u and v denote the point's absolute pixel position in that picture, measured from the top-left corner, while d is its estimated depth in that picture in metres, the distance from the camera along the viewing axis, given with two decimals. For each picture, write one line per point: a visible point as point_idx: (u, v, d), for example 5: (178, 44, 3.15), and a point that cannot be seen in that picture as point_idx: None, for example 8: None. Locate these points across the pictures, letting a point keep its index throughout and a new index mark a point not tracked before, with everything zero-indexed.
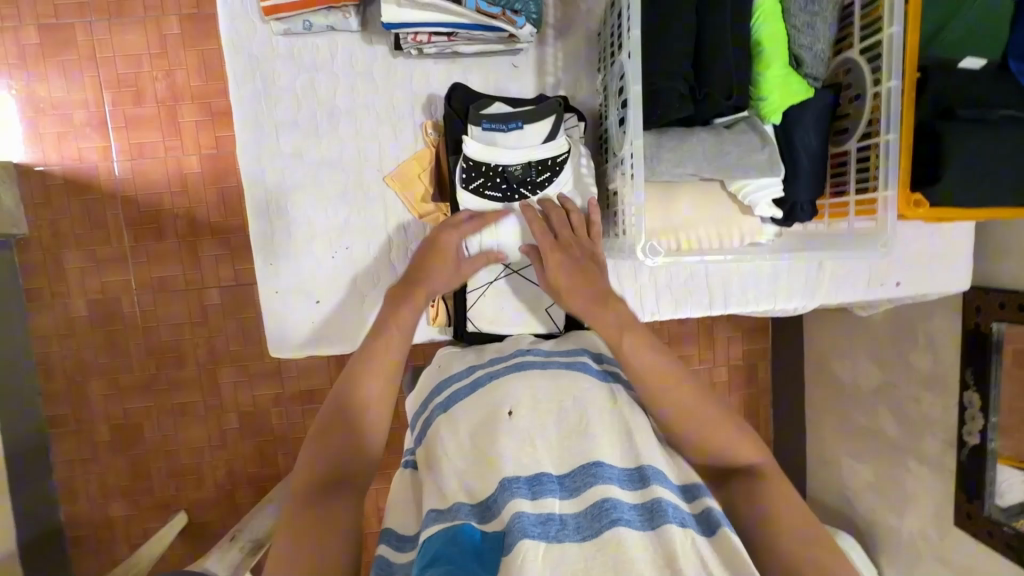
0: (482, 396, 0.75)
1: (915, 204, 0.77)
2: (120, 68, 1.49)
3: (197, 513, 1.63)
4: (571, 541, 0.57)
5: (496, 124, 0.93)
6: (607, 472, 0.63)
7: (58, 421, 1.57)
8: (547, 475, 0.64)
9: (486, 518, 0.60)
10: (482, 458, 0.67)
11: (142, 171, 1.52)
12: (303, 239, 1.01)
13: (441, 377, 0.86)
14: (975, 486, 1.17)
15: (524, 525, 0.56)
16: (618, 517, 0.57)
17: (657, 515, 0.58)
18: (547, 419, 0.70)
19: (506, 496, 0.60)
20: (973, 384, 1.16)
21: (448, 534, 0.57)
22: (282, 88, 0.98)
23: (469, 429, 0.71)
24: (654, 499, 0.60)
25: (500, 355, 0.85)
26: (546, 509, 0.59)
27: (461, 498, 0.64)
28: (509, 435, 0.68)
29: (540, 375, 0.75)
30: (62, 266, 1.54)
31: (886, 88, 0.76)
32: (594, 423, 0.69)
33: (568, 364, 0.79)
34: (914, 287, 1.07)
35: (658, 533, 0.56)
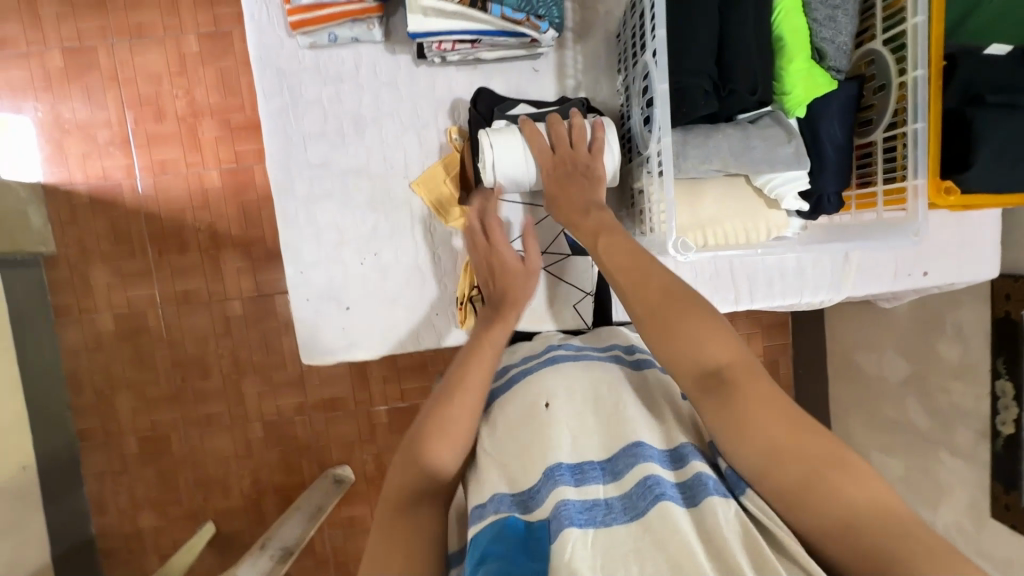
0: (519, 391, 0.76)
1: (946, 191, 0.77)
2: (141, 87, 1.52)
3: (225, 523, 1.65)
4: (619, 523, 0.57)
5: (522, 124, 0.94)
6: (648, 451, 0.63)
7: (89, 434, 1.60)
8: (590, 463, 0.65)
9: (529, 509, 0.61)
10: (525, 452, 0.67)
11: (164, 186, 1.55)
12: (332, 248, 1.03)
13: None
14: (1011, 477, 1.15)
15: (571, 513, 0.57)
16: (662, 492, 0.58)
17: (698, 491, 0.58)
18: (585, 413, 0.71)
19: (548, 485, 0.61)
20: (1005, 373, 1.14)
21: (494, 532, 0.59)
22: (309, 99, 1.00)
23: (508, 426, 0.72)
24: (694, 475, 0.60)
25: (532, 354, 0.86)
26: (593, 496, 0.60)
27: (501, 488, 0.65)
28: (547, 426, 0.69)
29: (573, 366, 0.76)
30: (90, 282, 1.57)
31: (912, 78, 0.76)
32: (632, 411, 0.69)
33: (599, 356, 0.80)
34: (941, 277, 1.07)
35: (702, 508, 0.57)
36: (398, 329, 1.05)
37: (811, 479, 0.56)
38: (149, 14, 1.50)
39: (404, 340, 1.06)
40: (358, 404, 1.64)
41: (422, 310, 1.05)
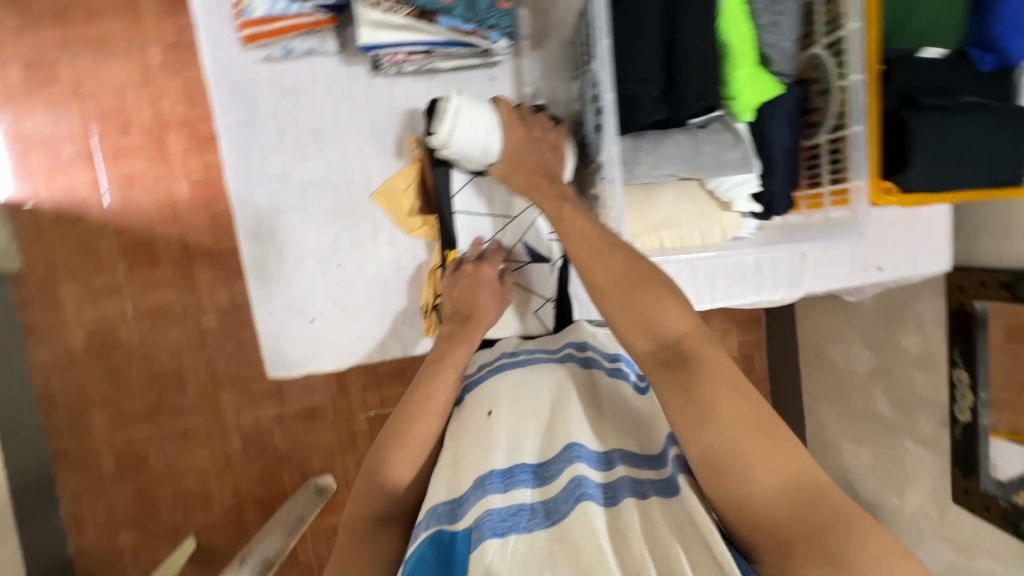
0: (469, 403, 0.77)
1: (887, 191, 0.80)
2: (106, 100, 1.50)
3: (206, 537, 1.63)
4: (538, 528, 0.58)
5: None
6: (578, 452, 0.64)
7: (64, 452, 1.58)
8: (521, 466, 0.65)
9: (455, 518, 0.62)
10: (465, 460, 0.68)
11: (133, 200, 1.53)
12: (295, 261, 1.03)
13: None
14: (971, 462, 1.18)
15: (493, 523, 0.58)
16: (582, 493, 0.59)
17: (616, 494, 0.60)
18: (524, 419, 0.71)
19: (477, 495, 0.62)
20: (961, 362, 1.18)
21: (427, 547, 0.60)
22: (266, 113, 1.00)
23: (454, 437, 0.73)
24: (617, 479, 0.62)
25: (484, 362, 0.87)
26: (515, 501, 0.61)
27: (439, 498, 0.65)
28: (488, 432, 0.70)
29: (518, 372, 0.77)
30: (60, 298, 1.55)
31: (851, 82, 0.78)
32: (570, 413, 0.70)
33: (549, 359, 0.81)
34: (896, 271, 1.10)
35: (619, 509, 0.58)
36: (365, 338, 1.05)
37: (744, 450, 0.56)
38: (110, 26, 1.48)
39: (372, 350, 1.06)
40: (337, 412, 1.64)
41: (390, 319, 1.06)
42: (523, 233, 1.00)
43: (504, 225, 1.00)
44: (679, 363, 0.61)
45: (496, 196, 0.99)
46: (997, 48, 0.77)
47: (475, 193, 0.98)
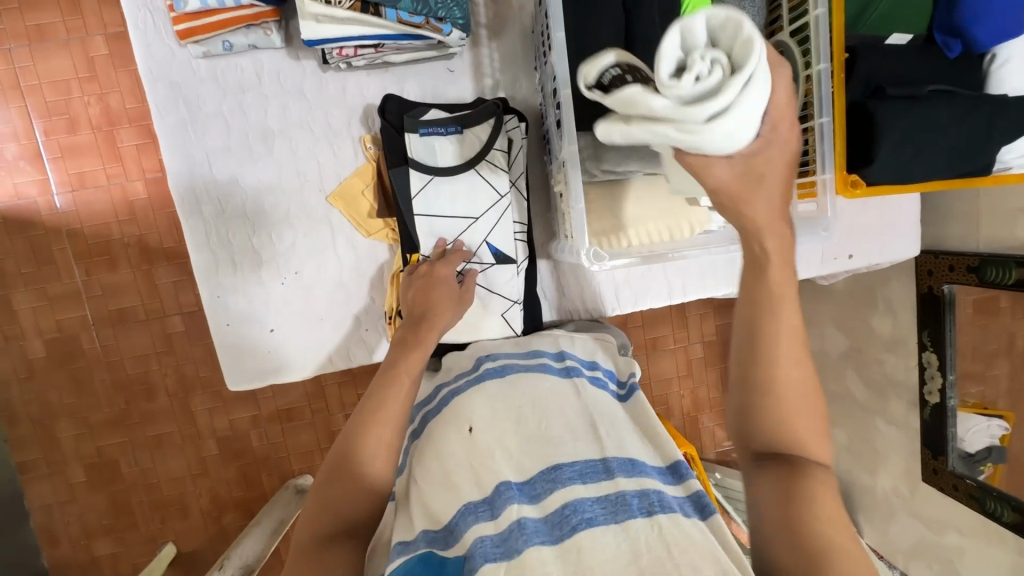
0: (449, 413, 0.78)
1: (852, 184, 0.78)
2: (48, 96, 1.41)
3: (186, 543, 1.59)
4: (536, 544, 0.59)
5: (433, 129, 0.90)
6: (569, 473, 0.67)
7: (29, 466, 1.51)
8: (507, 484, 0.67)
9: (449, 543, 0.64)
10: (447, 476, 0.70)
11: (85, 201, 1.45)
12: (250, 269, 0.98)
13: (418, 402, 0.88)
14: (939, 443, 1.20)
15: (484, 551, 0.59)
16: (580, 519, 0.61)
17: (621, 509, 0.62)
18: (507, 432, 0.74)
19: (467, 522, 0.64)
20: (930, 345, 1.18)
21: (410, 566, 0.61)
22: (209, 113, 0.94)
23: (430, 452, 0.73)
24: (617, 492, 0.64)
25: (463, 371, 0.88)
26: (509, 522, 0.62)
27: (424, 525, 0.67)
28: (469, 449, 0.72)
29: (496, 383, 0.81)
30: (14, 307, 1.46)
31: (816, 71, 0.76)
32: (555, 430, 0.73)
33: (524, 368, 0.84)
34: (865, 258, 1.10)
35: (624, 527, 0.60)
36: (328, 345, 1.02)
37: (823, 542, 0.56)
38: (47, 15, 1.38)
39: (333, 358, 1.03)
40: (315, 412, 1.60)
41: (354, 324, 1.02)
42: (488, 232, 0.93)
43: (468, 227, 0.93)
44: (783, 464, 0.61)
45: (460, 198, 0.92)
46: (964, 32, 0.77)
47: (437, 194, 0.91)
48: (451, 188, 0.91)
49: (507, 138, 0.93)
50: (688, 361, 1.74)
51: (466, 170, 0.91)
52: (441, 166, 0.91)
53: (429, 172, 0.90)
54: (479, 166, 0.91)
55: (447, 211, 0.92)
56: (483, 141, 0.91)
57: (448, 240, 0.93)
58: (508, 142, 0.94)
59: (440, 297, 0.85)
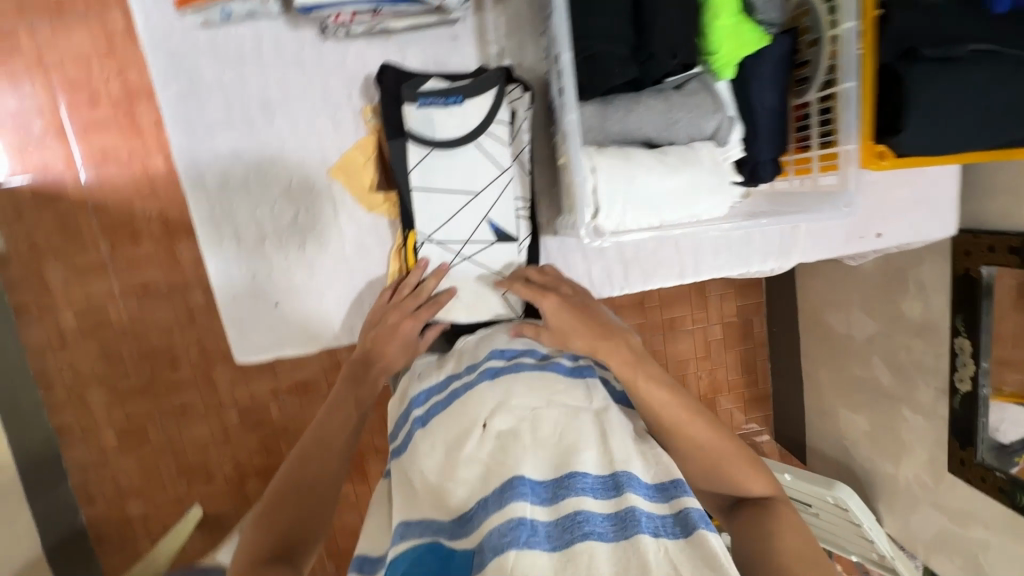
0: (459, 408, 0.71)
1: (879, 155, 0.74)
2: (70, 71, 1.42)
3: (212, 507, 1.66)
4: (542, 550, 0.55)
5: (433, 99, 0.87)
6: (582, 482, 0.61)
7: (65, 429, 1.58)
8: (520, 480, 0.61)
9: (456, 535, 0.61)
10: (454, 462, 0.67)
11: (109, 176, 1.48)
12: (254, 244, 0.98)
13: (423, 389, 0.79)
14: (968, 432, 1.14)
15: (494, 542, 0.55)
16: (590, 530, 0.56)
17: (629, 525, 0.57)
18: (521, 429, 0.67)
19: (480, 516, 0.60)
20: (964, 330, 1.11)
21: (414, 554, 0.60)
22: (209, 85, 0.92)
23: (440, 436, 0.69)
24: (627, 508, 0.58)
25: (471, 362, 0.80)
26: (512, 517, 0.57)
27: (432, 514, 0.65)
28: (482, 449, 0.67)
29: (514, 382, 0.72)
30: (46, 279, 1.51)
31: (843, 31, 0.71)
32: (572, 438, 0.66)
33: (538, 369, 0.75)
34: (896, 237, 1.04)
35: (631, 543, 0.55)
36: (334, 320, 1.02)
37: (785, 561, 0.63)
38: None
39: (338, 333, 1.02)
40: (331, 385, 1.63)
41: (358, 300, 1.02)
42: (489, 208, 0.91)
43: (466, 202, 0.91)
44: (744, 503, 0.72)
45: (459, 171, 0.89)
46: None
47: (435, 167, 0.89)
48: (449, 162, 0.89)
49: (510, 108, 0.90)
50: (706, 343, 1.71)
51: (465, 143, 0.88)
52: (440, 140, 0.88)
53: (427, 145, 0.88)
54: (480, 138, 0.89)
55: (447, 184, 0.90)
56: (483, 112, 0.88)
57: (444, 216, 0.91)
58: (510, 114, 0.90)
59: (386, 348, 0.85)
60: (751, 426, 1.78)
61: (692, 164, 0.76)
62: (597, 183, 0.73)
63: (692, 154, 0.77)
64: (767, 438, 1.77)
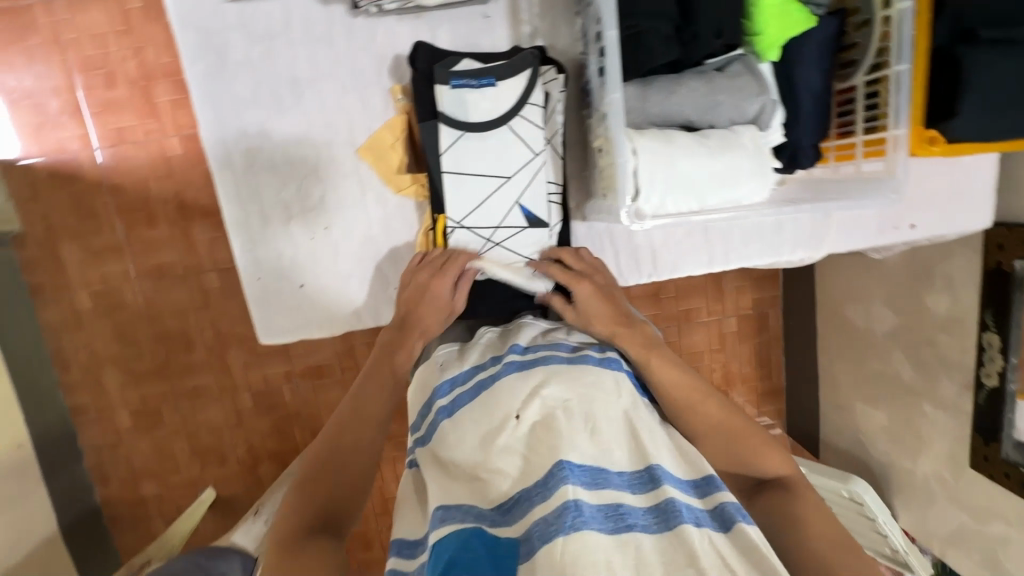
0: (487, 401, 0.68)
1: (930, 141, 0.75)
2: (87, 49, 1.41)
3: (224, 489, 1.67)
4: (592, 529, 0.53)
5: (466, 80, 0.86)
6: (615, 478, 0.59)
7: (80, 409, 1.59)
8: (564, 465, 0.58)
9: (499, 522, 0.58)
10: (487, 452, 0.63)
11: (124, 156, 1.46)
12: (279, 225, 0.97)
13: (446, 378, 0.75)
14: (993, 428, 1.12)
15: (542, 530, 0.53)
16: (633, 522, 0.55)
17: (672, 516, 0.55)
18: (554, 417, 0.64)
19: (525, 505, 0.57)
20: (993, 325, 1.09)
21: (459, 538, 0.55)
22: (237, 61, 0.91)
23: (471, 425, 0.66)
24: (667, 499, 0.56)
25: (496, 355, 0.77)
26: (563, 501, 0.54)
27: (469, 500, 0.60)
28: (518, 444, 0.63)
29: (544, 374, 0.68)
30: (61, 259, 1.51)
31: (897, 11, 0.70)
32: (605, 429, 0.63)
33: (566, 360, 0.71)
34: (930, 228, 1.02)
35: (677, 535, 0.53)
36: (358, 302, 1.01)
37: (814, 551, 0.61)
38: None
39: (362, 315, 1.02)
40: (344, 369, 1.62)
41: (382, 283, 1.01)
42: (521, 193, 0.90)
43: (499, 186, 0.89)
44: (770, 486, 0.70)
45: (492, 155, 0.88)
46: None
47: (467, 151, 0.88)
48: (482, 145, 0.88)
49: (544, 90, 0.89)
50: (721, 334, 1.69)
51: (499, 125, 0.87)
52: (473, 122, 0.87)
53: (460, 127, 0.87)
54: (514, 121, 0.87)
55: (479, 168, 0.88)
56: (518, 94, 0.87)
57: (476, 198, 0.90)
58: (544, 96, 0.89)
59: (423, 309, 0.83)
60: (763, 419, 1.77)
61: (734, 150, 0.74)
62: (638, 166, 0.72)
63: (734, 140, 0.75)
64: (778, 432, 1.76)
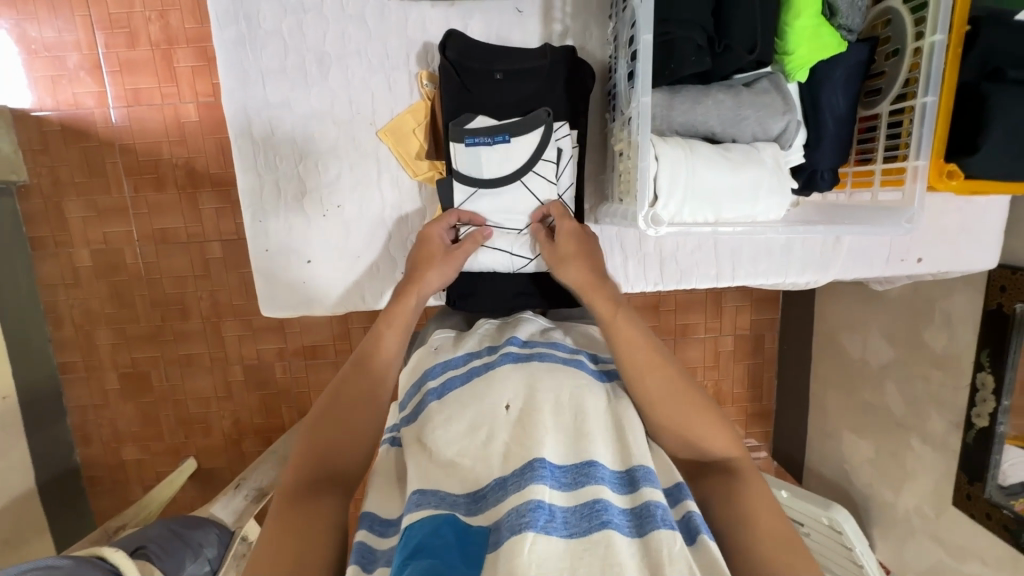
0: (478, 391, 0.67)
1: (948, 175, 0.75)
2: (111, 7, 1.40)
3: (206, 460, 1.66)
4: (558, 537, 0.52)
5: (480, 138, 0.88)
6: (601, 472, 0.58)
7: (69, 367, 1.58)
8: (540, 461, 0.57)
9: (473, 512, 0.57)
10: (471, 442, 0.63)
11: (139, 118, 1.46)
12: (294, 197, 0.97)
13: (439, 362, 0.75)
14: (978, 468, 1.13)
15: (511, 522, 0.52)
16: (608, 519, 0.53)
17: (646, 521, 0.53)
18: (543, 409, 0.64)
19: (496, 495, 0.57)
20: (988, 365, 1.09)
21: (430, 525, 0.55)
22: (267, 31, 0.91)
23: (457, 414, 0.66)
24: (643, 503, 0.55)
25: (493, 345, 0.77)
26: (535, 497, 0.53)
27: (450, 486, 0.60)
28: (506, 429, 0.63)
29: (538, 369, 0.68)
30: (65, 215, 1.50)
31: (929, 43, 0.70)
32: (594, 428, 0.63)
33: (560, 358, 0.71)
34: (937, 266, 1.03)
35: (645, 542, 0.52)
36: (363, 284, 1.01)
37: None
38: None
39: (366, 296, 1.01)
40: (338, 351, 1.62)
41: (387, 266, 1.00)
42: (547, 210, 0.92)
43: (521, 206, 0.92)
44: None
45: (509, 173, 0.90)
46: None
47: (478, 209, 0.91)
48: (492, 202, 0.91)
49: (556, 148, 0.90)
50: (716, 352, 1.70)
51: (511, 182, 0.90)
52: (485, 179, 0.90)
53: (472, 185, 0.90)
54: (525, 177, 0.90)
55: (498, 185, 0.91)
56: (529, 153, 0.89)
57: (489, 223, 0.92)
58: (557, 153, 0.90)
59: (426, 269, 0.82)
60: (749, 440, 1.79)
61: (760, 162, 0.75)
62: (659, 171, 0.72)
63: (758, 156, 0.76)
64: (764, 454, 1.78)
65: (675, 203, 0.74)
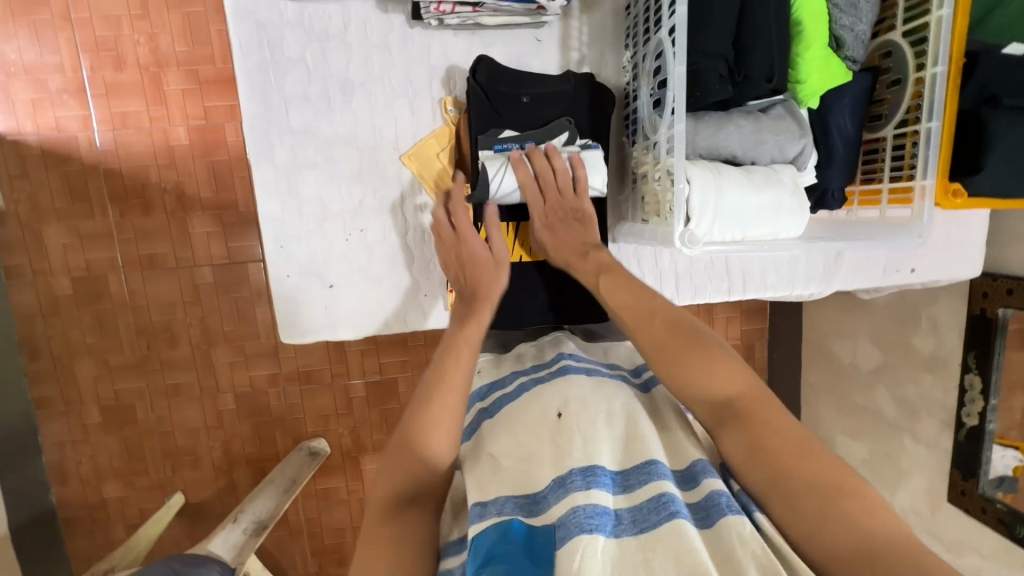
0: (530, 402, 0.70)
1: (954, 193, 0.83)
2: (99, 30, 1.37)
3: (194, 493, 1.59)
4: (629, 535, 0.54)
5: (507, 145, 0.90)
6: (664, 469, 0.59)
7: (45, 401, 1.50)
8: (601, 468, 0.59)
9: (535, 515, 0.58)
10: (528, 452, 0.64)
11: (125, 141, 1.42)
12: (315, 222, 0.97)
13: (485, 384, 0.81)
14: (970, 466, 1.17)
15: (579, 519, 0.52)
16: (677, 509, 0.53)
17: (713, 511, 0.55)
18: (596, 418, 0.65)
19: (554, 498, 0.57)
20: (974, 367, 1.15)
21: (498, 529, 0.56)
22: (290, 58, 0.91)
23: (518, 424, 0.68)
24: (707, 496, 0.57)
25: (539, 362, 0.80)
26: (598, 498, 0.55)
27: (505, 490, 0.61)
28: (559, 436, 0.64)
29: (588, 380, 0.71)
30: (44, 242, 1.44)
31: (930, 74, 0.77)
32: (646, 431, 0.64)
33: (610, 374, 0.75)
34: (926, 277, 1.20)
35: (715, 531, 0.53)
36: (382, 307, 1.01)
37: None
38: None
39: (389, 320, 1.01)
40: (335, 376, 1.58)
41: (411, 292, 1.01)
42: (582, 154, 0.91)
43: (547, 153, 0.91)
44: None
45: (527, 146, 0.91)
46: None
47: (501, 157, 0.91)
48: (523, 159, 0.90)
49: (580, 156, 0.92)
50: None
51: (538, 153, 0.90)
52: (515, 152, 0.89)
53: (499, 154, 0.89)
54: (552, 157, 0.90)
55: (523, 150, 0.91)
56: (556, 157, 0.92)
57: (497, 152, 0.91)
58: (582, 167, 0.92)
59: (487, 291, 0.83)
60: None
61: (779, 184, 0.80)
62: (692, 192, 0.76)
63: (777, 177, 0.81)
64: None
65: (704, 226, 0.78)
